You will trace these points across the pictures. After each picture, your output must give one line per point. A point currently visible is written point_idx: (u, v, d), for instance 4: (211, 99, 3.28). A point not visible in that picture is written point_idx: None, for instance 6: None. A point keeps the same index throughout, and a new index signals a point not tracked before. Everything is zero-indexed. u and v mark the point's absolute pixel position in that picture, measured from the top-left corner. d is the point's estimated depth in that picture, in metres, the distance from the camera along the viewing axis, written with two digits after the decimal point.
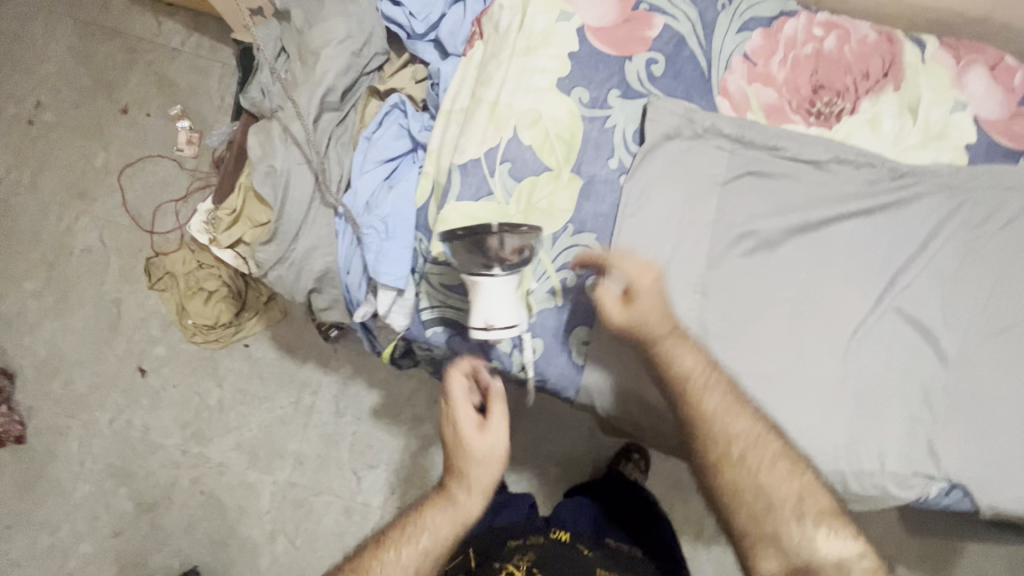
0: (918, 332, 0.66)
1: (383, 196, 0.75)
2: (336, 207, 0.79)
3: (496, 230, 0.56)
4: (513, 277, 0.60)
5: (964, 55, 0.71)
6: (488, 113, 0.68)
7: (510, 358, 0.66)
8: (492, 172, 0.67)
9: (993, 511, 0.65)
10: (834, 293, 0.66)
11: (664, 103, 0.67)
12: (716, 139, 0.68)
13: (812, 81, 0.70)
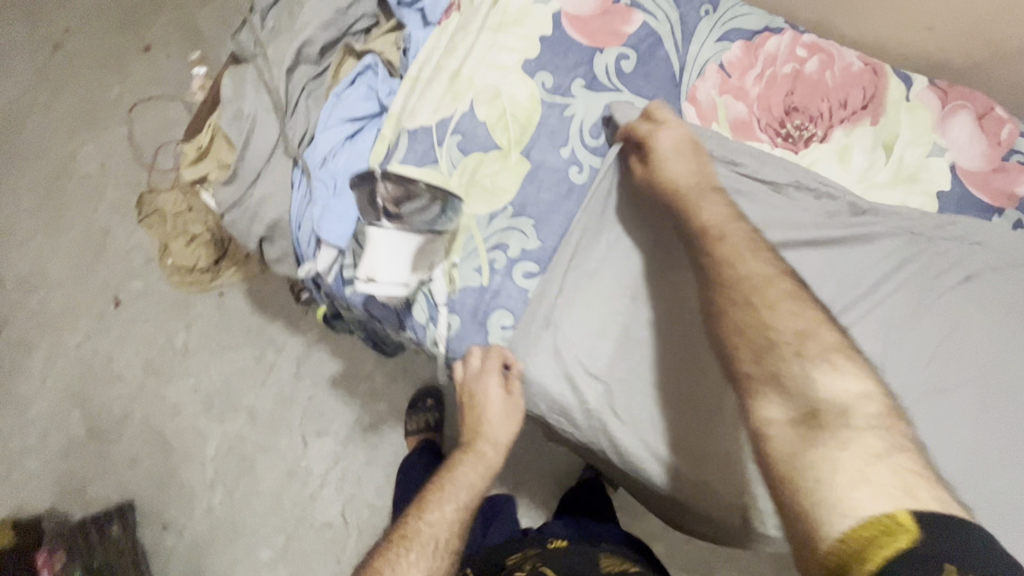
0: None
1: (335, 155, 0.75)
2: (296, 159, 0.79)
3: (384, 180, 0.60)
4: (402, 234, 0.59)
5: (951, 99, 0.68)
6: (447, 83, 0.67)
7: (425, 330, 0.64)
8: (441, 141, 0.66)
9: None
10: None
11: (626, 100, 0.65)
12: None
13: (786, 101, 0.67)
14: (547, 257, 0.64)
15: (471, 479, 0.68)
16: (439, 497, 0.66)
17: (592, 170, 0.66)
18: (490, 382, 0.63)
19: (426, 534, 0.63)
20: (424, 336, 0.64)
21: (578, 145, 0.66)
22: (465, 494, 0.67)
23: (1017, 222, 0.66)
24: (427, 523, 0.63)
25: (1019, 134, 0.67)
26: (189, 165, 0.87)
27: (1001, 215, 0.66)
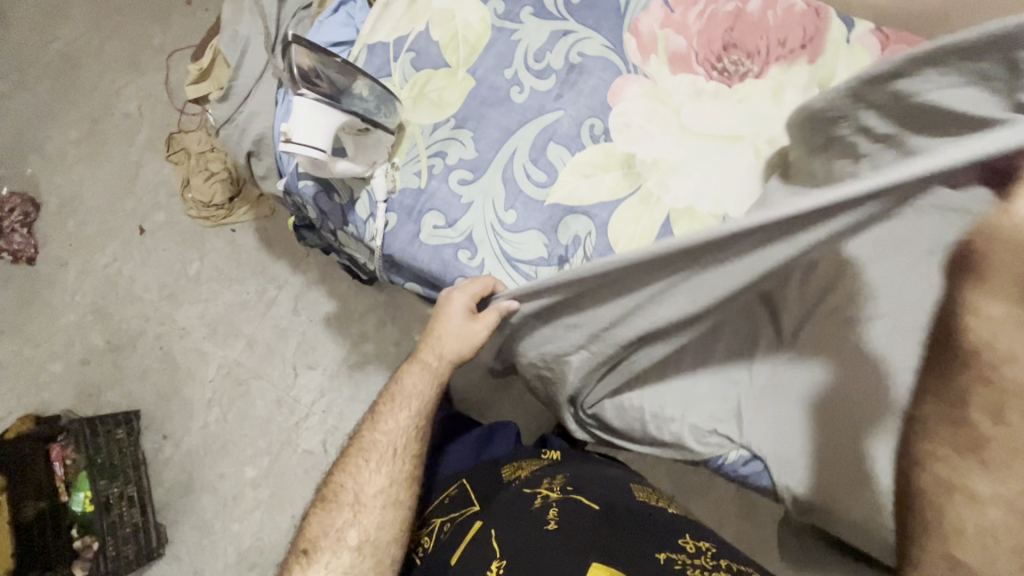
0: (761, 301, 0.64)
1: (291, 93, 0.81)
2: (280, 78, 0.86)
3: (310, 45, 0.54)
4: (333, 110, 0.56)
5: (892, 44, 0.69)
6: (407, 6, 0.73)
7: (365, 225, 0.70)
8: (397, 57, 0.72)
9: (790, 494, 0.65)
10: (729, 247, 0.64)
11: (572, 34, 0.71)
12: (611, 73, 0.71)
13: (725, 37, 0.70)
14: (481, 166, 0.70)
15: (421, 388, 0.73)
16: (397, 400, 0.73)
17: (533, 92, 0.71)
18: (461, 300, 0.65)
19: (383, 442, 0.72)
20: (363, 231, 0.71)
21: (521, 68, 0.71)
22: (424, 400, 0.73)
23: None
24: (389, 427, 0.72)
25: None
26: (194, 85, 0.97)
27: None
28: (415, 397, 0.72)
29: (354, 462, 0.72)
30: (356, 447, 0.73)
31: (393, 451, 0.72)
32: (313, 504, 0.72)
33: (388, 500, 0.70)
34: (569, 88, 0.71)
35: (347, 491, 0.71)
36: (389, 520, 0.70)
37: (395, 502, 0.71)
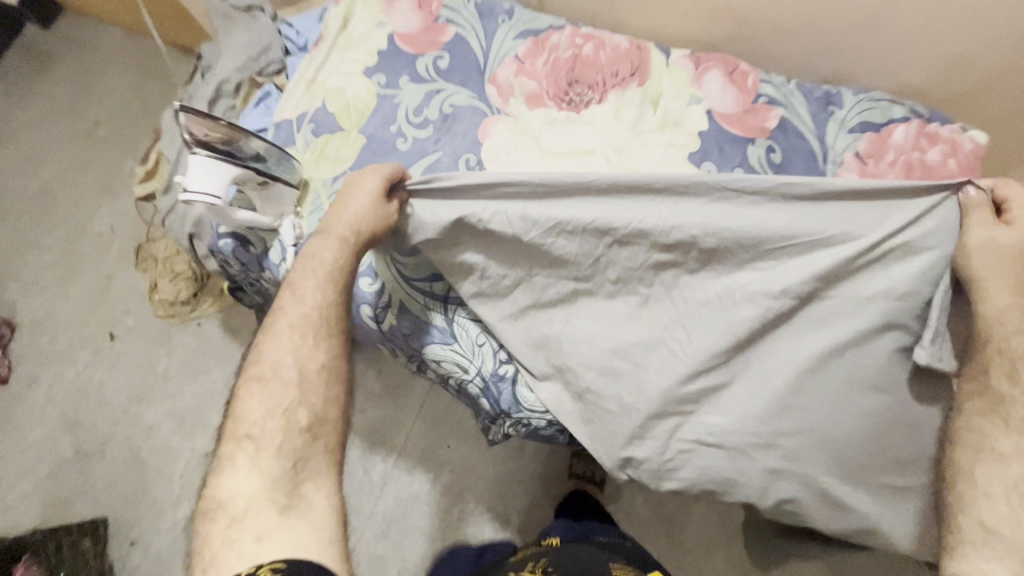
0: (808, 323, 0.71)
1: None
2: None
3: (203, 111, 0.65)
4: (220, 163, 0.66)
5: (703, 62, 0.83)
6: (305, 89, 0.88)
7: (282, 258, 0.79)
8: (299, 130, 0.86)
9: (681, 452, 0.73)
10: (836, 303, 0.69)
11: (441, 91, 0.86)
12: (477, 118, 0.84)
13: (568, 77, 0.85)
14: None
15: (310, 286, 0.69)
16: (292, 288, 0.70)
17: (415, 141, 0.83)
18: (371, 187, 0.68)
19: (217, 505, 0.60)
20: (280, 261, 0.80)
21: (403, 123, 0.84)
22: (307, 312, 0.68)
23: (769, 148, 0.78)
24: (275, 352, 0.67)
25: (762, 80, 0.81)
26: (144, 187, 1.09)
27: (754, 143, 0.78)
28: (318, 270, 0.69)
29: (250, 389, 0.66)
30: (250, 368, 0.68)
31: (286, 356, 0.67)
32: (195, 540, 0.60)
33: (302, 472, 0.62)
34: (445, 132, 0.83)
35: (272, 379, 0.66)
36: (321, 489, 0.62)
37: (284, 450, 0.62)
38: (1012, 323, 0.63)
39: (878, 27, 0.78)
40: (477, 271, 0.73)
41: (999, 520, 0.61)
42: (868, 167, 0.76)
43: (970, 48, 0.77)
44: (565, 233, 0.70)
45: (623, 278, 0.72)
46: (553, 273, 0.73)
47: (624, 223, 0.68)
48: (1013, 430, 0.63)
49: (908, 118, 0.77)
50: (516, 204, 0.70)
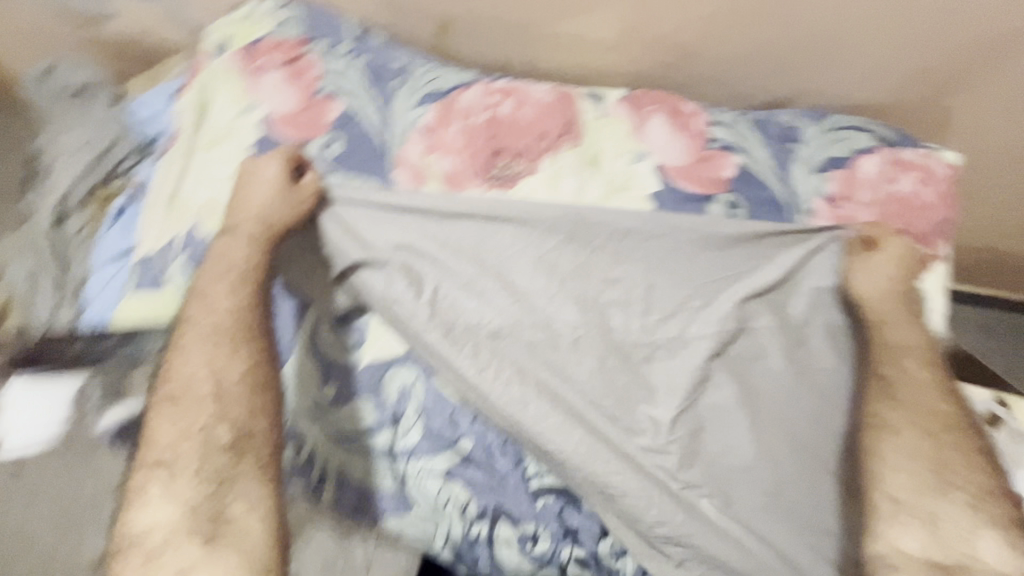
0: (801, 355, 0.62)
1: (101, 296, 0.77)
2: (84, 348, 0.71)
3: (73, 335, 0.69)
4: (49, 385, 0.64)
5: (644, 106, 0.72)
6: (168, 208, 0.70)
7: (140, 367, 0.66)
8: (168, 264, 0.68)
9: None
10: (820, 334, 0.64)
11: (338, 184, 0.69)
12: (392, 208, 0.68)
13: (490, 145, 0.71)
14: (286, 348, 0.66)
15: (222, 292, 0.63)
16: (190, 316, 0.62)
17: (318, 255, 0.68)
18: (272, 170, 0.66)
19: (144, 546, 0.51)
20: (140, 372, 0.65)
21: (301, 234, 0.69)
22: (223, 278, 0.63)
23: (732, 203, 0.68)
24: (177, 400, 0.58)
25: (711, 122, 0.70)
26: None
27: (713, 201, 0.68)
28: (228, 268, 0.64)
29: (160, 417, 0.58)
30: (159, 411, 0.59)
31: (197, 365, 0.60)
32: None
33: (228, 494, 0.54)
34: None
35: (185, 397, 0.58)
36: (254, 507, 0.54)
37: (203, 472, 0.54)
38: (892, 320, 0.64)
39: (826, 44, 0.70)
40: (407, 315, 0.64)
41: (904, 489, 0.56)
42: (841, 210, 0.67)
43: (924, 59, 0.71)
44: (506, 279, 0.66)
45: (584, 364, 0.63)
46: (505, 327, 0.64)
47: (567, 266, 0.65)
48: (908, 410, 0.60)
49: (875, 146, 0.69)
50: (432, 228, 0.67)
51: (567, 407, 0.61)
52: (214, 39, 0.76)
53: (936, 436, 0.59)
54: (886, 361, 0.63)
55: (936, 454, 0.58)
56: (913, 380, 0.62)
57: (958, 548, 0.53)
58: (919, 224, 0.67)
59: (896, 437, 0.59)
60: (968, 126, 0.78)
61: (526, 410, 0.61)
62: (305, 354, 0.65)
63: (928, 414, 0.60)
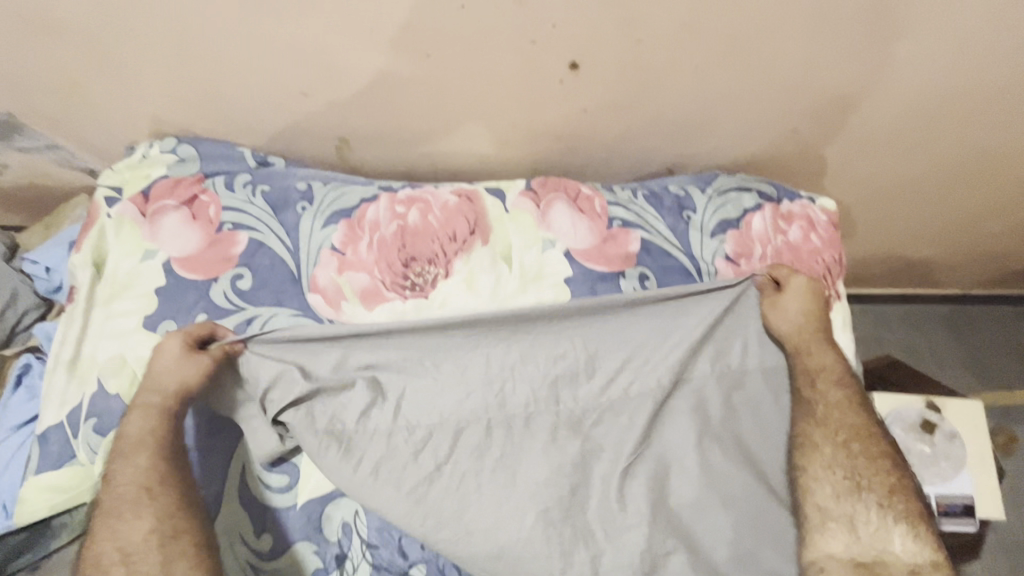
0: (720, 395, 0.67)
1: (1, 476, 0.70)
2: None
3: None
4: None
5: (544, 197, 0.74)
6: (69, 373, 0.67)
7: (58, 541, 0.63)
8: (75, 433, 0.64)
9: None
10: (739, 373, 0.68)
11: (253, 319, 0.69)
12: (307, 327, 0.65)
13: (402, 255, 0.72)
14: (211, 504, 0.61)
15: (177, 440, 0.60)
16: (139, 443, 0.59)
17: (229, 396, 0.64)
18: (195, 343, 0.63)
19: None
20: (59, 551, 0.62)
21: None
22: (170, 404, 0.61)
23: (641, 276, 0.71)
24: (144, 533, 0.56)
25: (609, 202, 0.74)
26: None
27: (624, 277, 0.71)
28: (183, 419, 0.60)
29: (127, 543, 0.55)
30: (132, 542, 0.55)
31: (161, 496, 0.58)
32: None
33: None
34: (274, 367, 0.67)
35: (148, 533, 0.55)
36: None
37: None
38: (802, 348, 0.68)
39: (700, 122, 0.72)
40: (373, 428, 0.62)
41: (828, 498, 0.63)
42: (742, 267, 0.71)
43: (792, 121, 0.74)
44: (461, 368, 0.65)
45: (535, 445, 0.63)
46: (460, 420, 0.63)
47: (513, 351, 0.66)
48: (826, 429, 0.66)
49: (759, 204, 0.74)
50: (360, 344, 0.65)
51: (535, 475, 0.61)
52: (105, 187, 0.75)
53: (852, 449, 0.65)
54: (807, 385, 0.67)
55: (852, 463, 0.64)
56: (830, 401, 0.67)
57: (876, 546, 0.60)
58: (813, 269, 0.72)
59: (818, 454, 0.65)
60: (845, 165, 0.84)
61: (509, 501, 0.59)
62: (238, 500, 0.62)
63: (843, 429, 0.66)
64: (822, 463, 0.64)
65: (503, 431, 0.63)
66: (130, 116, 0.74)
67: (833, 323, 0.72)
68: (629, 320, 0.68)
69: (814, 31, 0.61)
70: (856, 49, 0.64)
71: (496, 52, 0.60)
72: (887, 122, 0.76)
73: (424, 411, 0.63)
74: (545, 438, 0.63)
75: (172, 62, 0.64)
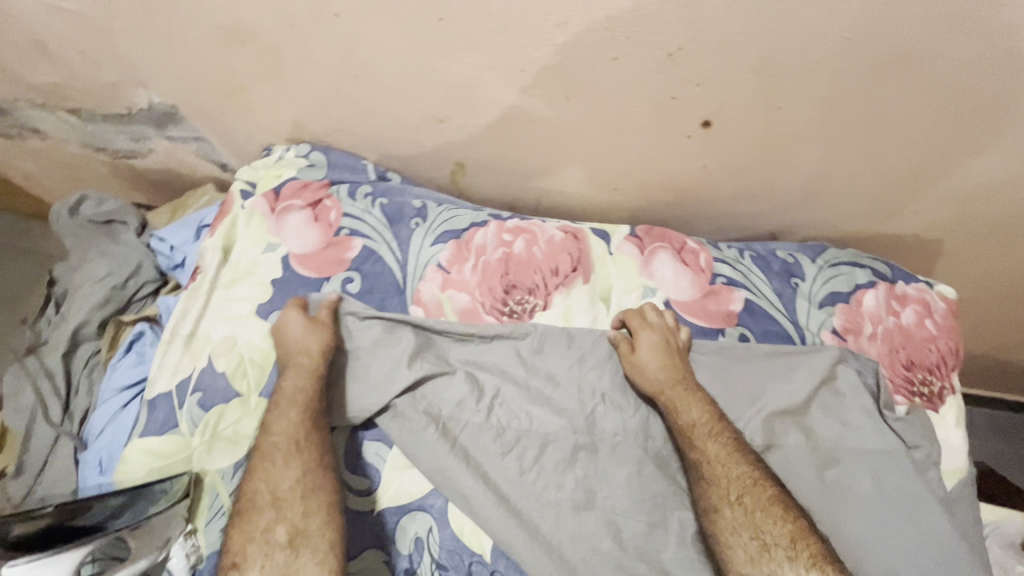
0: (822, 463, 0.63)
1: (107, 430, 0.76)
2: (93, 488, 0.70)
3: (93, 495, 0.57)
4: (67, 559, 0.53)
5: (648, 244, 0.75)
6: (185, 346, 0.71)
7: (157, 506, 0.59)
8: (181, 404, 0.68)
9: None
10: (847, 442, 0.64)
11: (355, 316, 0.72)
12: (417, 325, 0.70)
13: (503, 281, 0.74)
14: None
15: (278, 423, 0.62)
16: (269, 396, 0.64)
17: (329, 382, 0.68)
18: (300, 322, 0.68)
19: None
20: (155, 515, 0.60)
21: None
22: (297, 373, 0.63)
23: (741, 337, 0.70)
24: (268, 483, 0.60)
25: (714, 258, 0.74)
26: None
27: (723, 334, 0.70)
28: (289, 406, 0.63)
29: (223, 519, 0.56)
30: (245, 499, 0.59)
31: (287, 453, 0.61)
32: None
33: None
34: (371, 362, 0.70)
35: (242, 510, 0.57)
36: None
37: None
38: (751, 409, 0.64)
39: (815, 192, 0.73)
40: (465, 424, 0.66)
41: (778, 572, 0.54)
42: (849, 343, 0.69)
43: (914, 204, 0.72)
44: (555, 385, 0.68)
45: (621, 476, 0.64)
46: (549, 433, 0.66)
47: (606, 380, 0.68)
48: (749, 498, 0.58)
49: (873, 281, 0.72)
50: (460, 346, 0.70)
51: (614, 500, 0.63)
52: (241, 181, 0.81)
53: (746, 506, 0.58)
54: (685, 445, 0.63)
55: (753, 518, 0.57)
56: (711, 457, 0.61)
57: None
58: (926, 356, 0.69)
59: (720, 517, 0.59)
60: (963, 253, 0.80)
61: (587, 523, 0.62)
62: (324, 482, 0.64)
63: (734, 484, 0.59)
64: (725, 525, 0.58)
65: (591, 453, 0.65)
66: (274, 122, 0.80)
67: (946, 419, 0.68)
68: (724, 372, 0.68)
69: (960, 124, 0.61)
70: (998, 146, 0.63)
71: (634, 105, 0.63)
72: (1014, 218, 0.74)
73: (515, 418, 0.66)
74: (631, 471, 0.64)
75: (328, 80, 0.68)
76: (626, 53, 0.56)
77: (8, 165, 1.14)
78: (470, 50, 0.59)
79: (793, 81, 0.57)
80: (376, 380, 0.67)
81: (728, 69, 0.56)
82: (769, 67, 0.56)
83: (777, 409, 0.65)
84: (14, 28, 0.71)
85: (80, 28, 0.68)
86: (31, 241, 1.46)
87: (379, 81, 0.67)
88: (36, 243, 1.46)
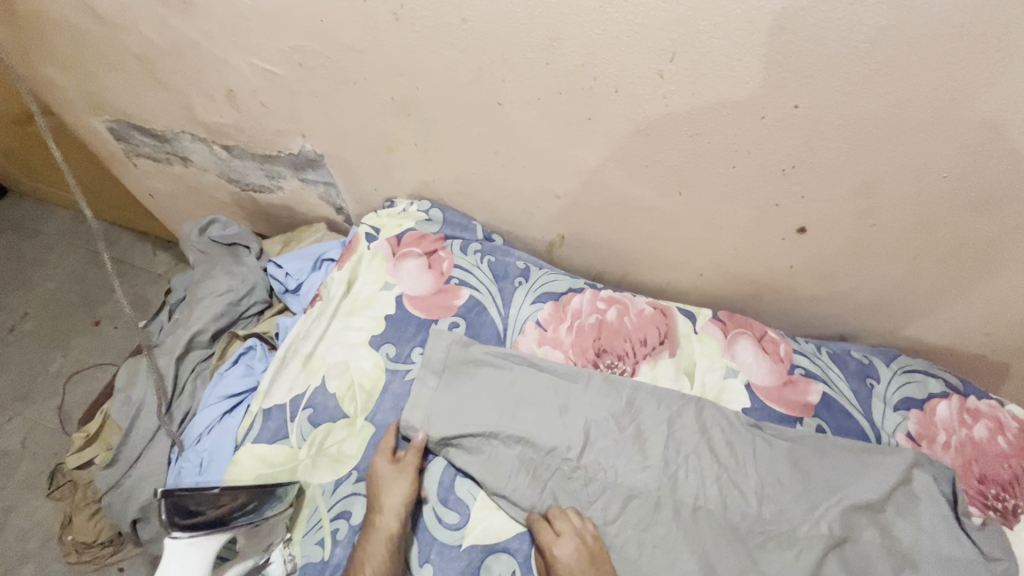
0: (901, 563, 0.65)
1: (208, 433, 0.81)
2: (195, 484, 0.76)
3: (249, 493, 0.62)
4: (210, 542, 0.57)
5: (731, 328, 0.81)
6: (302, 364, 0.78)
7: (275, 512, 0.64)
8: (293, 417, 0.74)
9: None
10: (927, 548, 0.66)
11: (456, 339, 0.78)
12: (515, 362, 0.77)
13: (596, 345, 0.80)
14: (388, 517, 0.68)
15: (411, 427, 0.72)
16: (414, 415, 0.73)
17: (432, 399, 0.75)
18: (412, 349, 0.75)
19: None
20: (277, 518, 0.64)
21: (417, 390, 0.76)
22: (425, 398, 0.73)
23: (818, 428, 0.75)
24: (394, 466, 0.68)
25: (793, 350, 0.80)
26: None
27: (802, 423, 0.75)
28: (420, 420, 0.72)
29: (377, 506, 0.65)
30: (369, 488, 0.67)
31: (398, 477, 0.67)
32: None
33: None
34: (470, 389, 0.75)
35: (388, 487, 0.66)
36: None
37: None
38: (809, 496, 0.69)
39: (891, 302, 0.79)
40: (555, 467, 0.71)
41: None
42: (923, 448, 0.73)
43: (988, 327, 0.78)
44: (643, 443, 0.72)
45: (700, 545, 0.66)
46: (631, 489, 0.69)
47: (689, 446, 0.72)
48: None
49: (946, 392, 0.76)
50: (553, 391, 0.75)
51: (691, 567, 0.65)
52: (367, 224, 0.91)
53: None
54: None
55: None
56: None
57: None
58: (998, 472, 0.72)
59: None
60: None
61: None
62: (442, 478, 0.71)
63: None
64: None
65: (672, 514, 0.68)
66: (405, 179, 0.91)
67: (1022, 538, 0.69)
68: (802, 458, 0.72)
69: None
70: None
71: (740, 205, 0.72)
72: None
73: (602, 468, 0.70)
74: (711, 541, 0.66)
75: (471, 151, 0.79)
76: (744, 164, 0.66)
77: (138, 182, 1.28)
78: (608, 146, 0.70)
79: (889, 206, 0.66)
80: (480, 407, 0.74)
81: (832, 188, 0.66)
82: (870, 191, 0.65)
83: (854, 500, 0.68)
84: (215, 78, 0.86)
85: (274, 86, 0.82)
86: (120, 250, 1.58)
87: (517, 158, 0.78)
88: (123, 252, 1.58)
